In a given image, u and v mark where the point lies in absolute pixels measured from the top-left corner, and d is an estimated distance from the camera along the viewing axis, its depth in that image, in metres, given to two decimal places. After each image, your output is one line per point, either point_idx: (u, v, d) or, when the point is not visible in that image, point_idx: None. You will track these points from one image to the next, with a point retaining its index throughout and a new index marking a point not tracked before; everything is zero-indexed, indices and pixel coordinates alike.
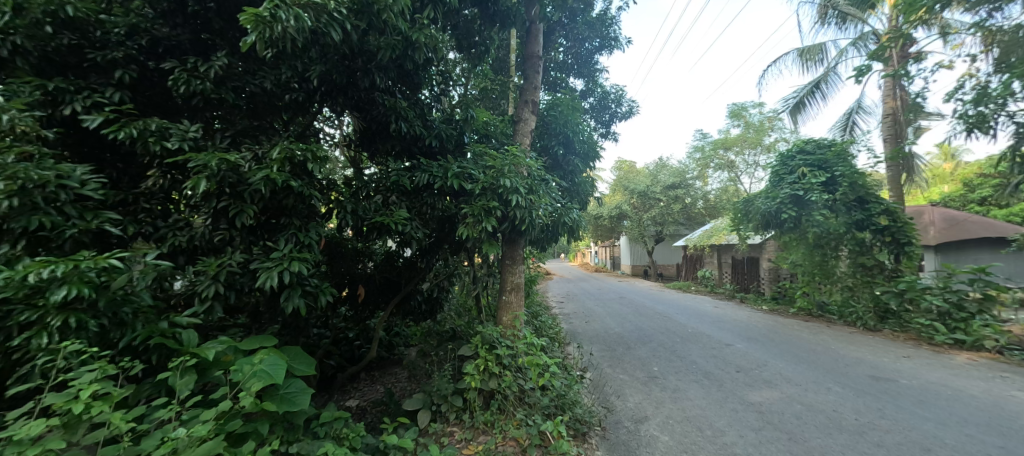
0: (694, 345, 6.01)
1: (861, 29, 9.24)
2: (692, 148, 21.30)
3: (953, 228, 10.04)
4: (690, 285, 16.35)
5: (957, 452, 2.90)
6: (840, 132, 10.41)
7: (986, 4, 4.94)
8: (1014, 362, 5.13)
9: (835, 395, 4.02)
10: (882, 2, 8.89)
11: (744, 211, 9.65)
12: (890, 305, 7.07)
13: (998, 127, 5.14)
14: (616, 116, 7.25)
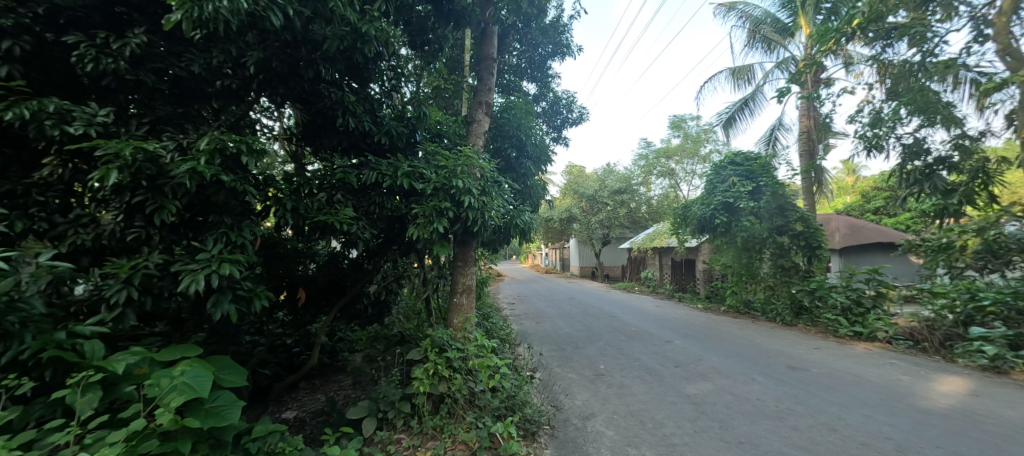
0: (638, 343, 6.32)
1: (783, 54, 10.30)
2: (638, 156, 22.50)
3: (853, 235, 11.45)
4: (635, 286, 17.22)
5: (857, 431, 3.30)
6: (765, 146, 11.51)
7: (881, 40, 5.69)
8: (899, 350, 5.95)
9: (759, 385, 4.42)
10: (799, 31, 9.97)
11: (683, 216, 10.35)
12: (803, 302, 7.86)
13: (889, 147, 5.93)
14: (568, 122, 7.46)
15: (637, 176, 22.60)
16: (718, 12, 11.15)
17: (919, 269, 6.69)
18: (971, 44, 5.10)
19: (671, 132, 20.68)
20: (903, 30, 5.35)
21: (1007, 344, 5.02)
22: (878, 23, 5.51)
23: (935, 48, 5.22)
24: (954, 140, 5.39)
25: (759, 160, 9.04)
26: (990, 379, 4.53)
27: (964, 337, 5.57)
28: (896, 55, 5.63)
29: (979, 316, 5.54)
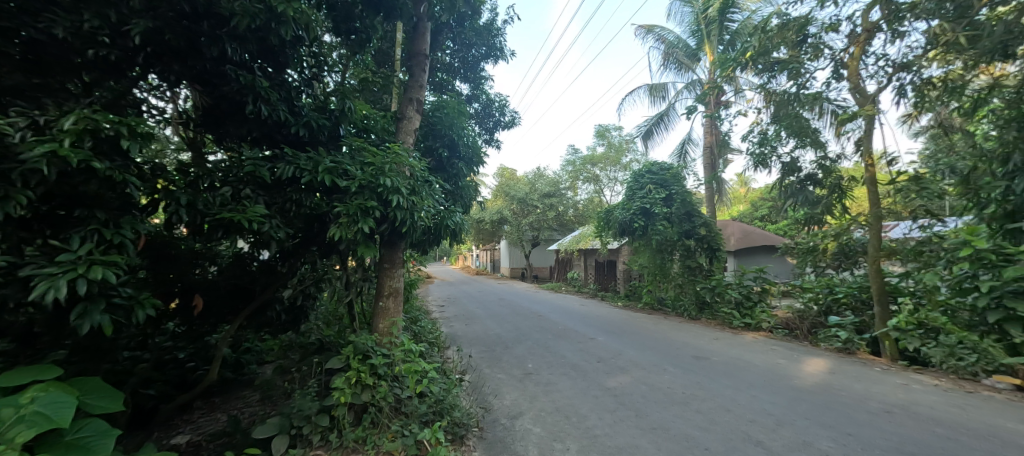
0: (564, 341, 6.58)
1: (692, 76, 11.49)
2: (566, 162, 23.58)
3: (745, 239, 13.13)
4: (561, 286, 17.94)
5: (747, 410, 3.77)
6: (677, 158, 12.71)
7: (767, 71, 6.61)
8: (778, 337, 6.94)
9: (670, 375, 4.85)
10: (705, 57, 11.20)
11: (606, 220, 11.03)
12: (705, 298, 8.87)
13: (772, 164, 6.90)
14: (500, 126, 7.53)
15: (565, 181, 23.63)
16: (639, 33, 12.11)
17: (793, 267, 7.89)
18: (832, 82, 6.12)
19: (596, 141, 22.00)
20: (783, 64, 6.25)
21: (854, 329, 6.13)
22: (765, 56, 6.40)
23: (807, 82, 6.17)
24: (820, 160, 6.43)
25: (671, 170, 9.99)
26: (842, 358, 5.48)
27: (825, 324, 6.68)
28: (778, 85, 6.56)
29: (836, 307, 6.67)
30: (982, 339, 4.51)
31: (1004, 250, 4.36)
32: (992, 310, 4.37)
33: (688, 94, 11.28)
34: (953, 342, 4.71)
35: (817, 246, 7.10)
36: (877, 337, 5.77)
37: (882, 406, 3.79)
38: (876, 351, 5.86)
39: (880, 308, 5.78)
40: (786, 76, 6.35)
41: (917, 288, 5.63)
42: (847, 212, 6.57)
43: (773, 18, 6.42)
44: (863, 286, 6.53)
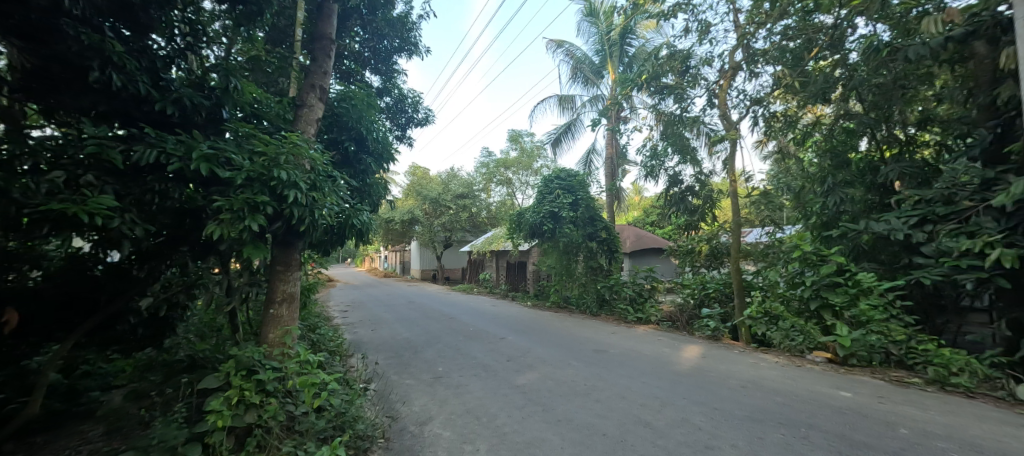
0: (475, 342, 6.59)
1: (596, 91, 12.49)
2: (479, 164, 23.81)
3: (638, 241, 14.69)
4: (473, 288, 18.02)
5: (638, 395, 4.19)
6: (583, 166, 13.69)
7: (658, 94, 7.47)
8: (663, 329, 7.87)
9: (574, 368, 5.16)
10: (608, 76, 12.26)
11: (518, 222, 11.37)
12: (604, 296, 9.68)
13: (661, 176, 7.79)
14: (413, 123, 7.29)
15: (479, 182, 23.92)
16: (551, 45, 12.78)
17: (676, 267, 8.96)
18: (707, 108, 7.14)
19: (509, 145, 22.61)
20: (671, 89, 7.12)
21: (720, 318, 7.23)
22: (656, 80, 7.24)
23: (688, 106, 7.12)
24: (696, 175, 7.48)
25: (576, 177, 10.58)
26: (711, 344, 6.41)
27: (698, 315, 7.76)
28: (666, 106, 7.45)
29: (706, 300, 7.79)
30: (806, 323, 5.57)
31: (819, 252, 5.55)
32: (814, 299, 5.50)
33: (592, 108, 12.22)
34: (788, 326, 5.74)
35: (694, 249, 8.25)
36: (736, 325, 6.88)
37: (740, 382, 4.52)
38: (735, 337, 6.99)
39: (739, 300, 6.91)
40: (672, 100, 7.25)
41: (762, 283, 6.78)
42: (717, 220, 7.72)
43: (663, 47, 7.33)
44: (726, 282, 7.74)
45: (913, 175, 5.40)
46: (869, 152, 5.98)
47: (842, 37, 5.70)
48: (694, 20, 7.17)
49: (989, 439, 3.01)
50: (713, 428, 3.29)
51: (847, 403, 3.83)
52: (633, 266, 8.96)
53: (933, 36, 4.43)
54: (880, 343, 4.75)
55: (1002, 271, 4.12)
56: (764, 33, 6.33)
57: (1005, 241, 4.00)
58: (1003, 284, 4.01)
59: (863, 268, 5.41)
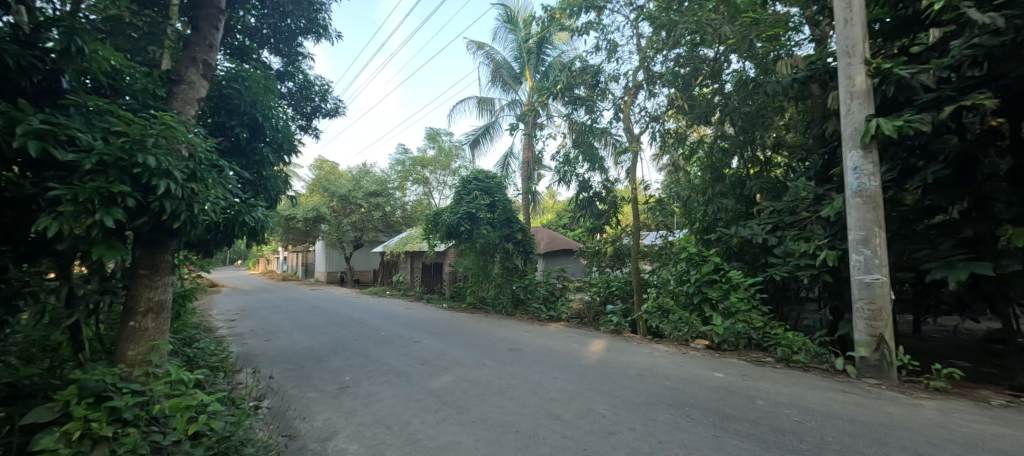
0: (386, 347, 6.28)
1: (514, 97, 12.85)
2: (395, 161, 22.93)
3: (551, 242, 15.52)
4: (386, 290, 17.23)
5: (550, 390, 4.37)
6: (500, 168, 13.99)
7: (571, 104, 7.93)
8: (573, 325, 8.37)
9: (489, 368, 5.20)
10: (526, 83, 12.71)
11: (434, 223, 11.17)
12: (519, 295, 9.99)
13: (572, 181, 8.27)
14: (319, 113, 6.75)
15: (393, 180, 22.99)
16: (471, 46, 12.80)
17: (584, 267, 9.55)
18: (613, 121, 7.79)
19: (427, 143, 22.06)
20: (583, 100, 7.63)
21: (622, 314, 7.92)
22: (569, 91, 7.70)
23: (597, 118, 7.69)
24: (604, 182, 8.10)
25: (494, 179, 10.70)
26: (614, 338, 6.98)
27: (603, 311, 8.41)
28: (578, 116, 7.94)
29: (610, 297, 8.48)
30: (690, 315, 6.35)
31: (701, 253, 6.39)
32: (696, 294, 6.30)
33: (510, 112, 12.54)
34: (676, 318, 6.50)
35: (601, 250, 8.86)
36: (635, 319, 7.60)
37: (638, 371, 4.99)
38: (634, 330, 7.71)
39: (637, 297, 7.64)
40: (584, 111, 7.75)
41: (656, 280, 7.54)
42: (620, 224, 8.45)
43: (576, 61, 7.82)
44: (627, 281, 8.50)
45: (769, 190, 6.52)
46: (739, 169, 7.01)
47: (720, 68, 6.70)
48: (603, 38, 7.76)
49: (819, 403, 3.74)
50: (615, 415, 3.57)
51: (720, 383, 4.45)
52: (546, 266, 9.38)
53: (785, 76, 5.40)
54: (745, 330, 5.63)
55: (827, 268, 5.17)
56: (661, 57, 7.10)
57: (830, 245, 5.04)
58: (828, 279, 5.04)
59: (733, 267, 6.36)
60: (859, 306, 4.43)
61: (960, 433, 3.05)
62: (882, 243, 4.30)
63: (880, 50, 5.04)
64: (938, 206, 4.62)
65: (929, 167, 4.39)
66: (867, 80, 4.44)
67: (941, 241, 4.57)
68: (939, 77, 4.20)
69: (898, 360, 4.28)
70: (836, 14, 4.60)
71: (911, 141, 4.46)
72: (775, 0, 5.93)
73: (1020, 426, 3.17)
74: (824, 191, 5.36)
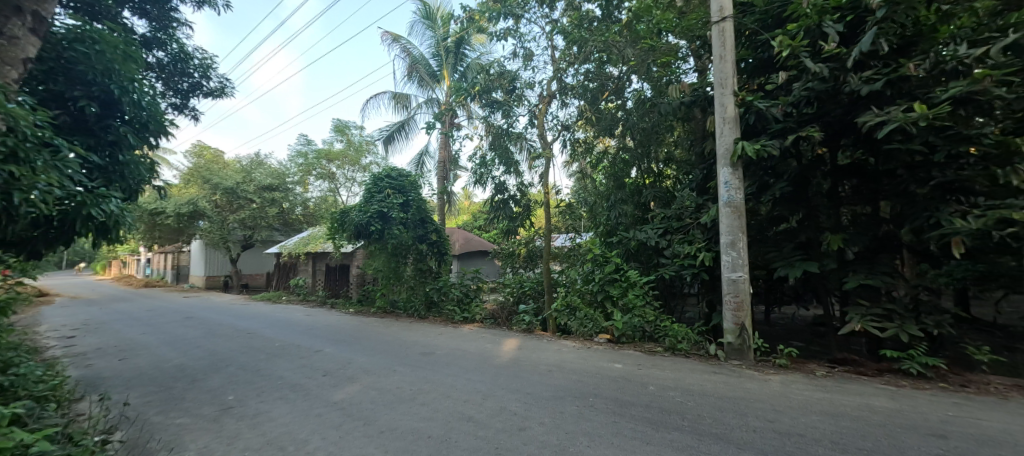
0: (281, 359, 5.64)
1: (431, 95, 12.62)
2: (296, 152, 20.78)
3: (466, 245, 16.41)
4: (282, 296, 15.52)
5: (462, 392, 4.33)
6: (415, 167, 13.64)
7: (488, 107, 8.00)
8: (487, 326, 8.46)
9: (399, 374, 4.98)
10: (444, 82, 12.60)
11: (341, 221, 10.50)
12: (433, 298, 9.80)
13: (488, 184, 8.36)
14: (200, 91, 5.93)
15: (293, 173, 20.61)
16: (386, 37, 12.25)
17: (498, 268, 9.68)
18: (529, 126, 8.08)
19: (334, 135, 20.40)
20: (500, 104, 7.78)
21: (533, 313, 8.24)
22: (487, 94, 7.81)
23: (513, 122, 7.90)
24: (519, 185, 8.35)
25: (409, 177, 10.34)
26: (526, 336, 7.22)
27: (516, 311, 8.66)
28: (495, 120, 8.07)
29: (522, 296, 8.76)
30: (594, 311, 6.86)
31: (605, 254, 6.95)
32: (600, 292, 6.84)
33: (427, 110, 12.27)
34: (582, 315, 6.97)
35: (514, 251, 9.17)
36: (545, 317, 7.97)
37: (547, 367, 5.21)
38: (544, 328, 8.07)
39: (548, 296, 8.02)
40: (500, 115, 7.88)
41: (565, 280, 7.99)
42: (532, 227, 8.82)
43: (494, 65, 7.95)
44: (538, 281, 8.84)
45: (661, 198, 7.34)
46: (638, 179, 7.63)
47: (623, 87, 7.38)
48: (520, 46, 8.01)
49: (698, 385, 4.29)
50: (526, 412, 3.67)
51: (619, 373, 4.87)
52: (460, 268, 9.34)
53: (676, 98, 6.14)
54: (640, 323, 6.24)
55: (704, 267, 6.00)
56: (572, 71, 7.61)
57: (707, 247, 5.85)
58: (705, 276, 5.85)
59: (631, 267, 7.02)
60: (727, 299, 5.21)
61: (797, 400, 3.75)
62: (745, 246, 5.12)
63: (746, 85, 6.00)
64: (783, 216, 5.65)
65: (778, 184, 5.35)
66: (735, 109, 5.26)
67: (785, 245, 5.59)
68: (785, 112, 5.14)
69: (754, 344, 5.13)
70: (714, 49, 5.36)
71: (766, 162, 5.38)
72: (668, 31, 6.73)
73: (835, 390, 4.02)
74: (703, 201, 6.21)
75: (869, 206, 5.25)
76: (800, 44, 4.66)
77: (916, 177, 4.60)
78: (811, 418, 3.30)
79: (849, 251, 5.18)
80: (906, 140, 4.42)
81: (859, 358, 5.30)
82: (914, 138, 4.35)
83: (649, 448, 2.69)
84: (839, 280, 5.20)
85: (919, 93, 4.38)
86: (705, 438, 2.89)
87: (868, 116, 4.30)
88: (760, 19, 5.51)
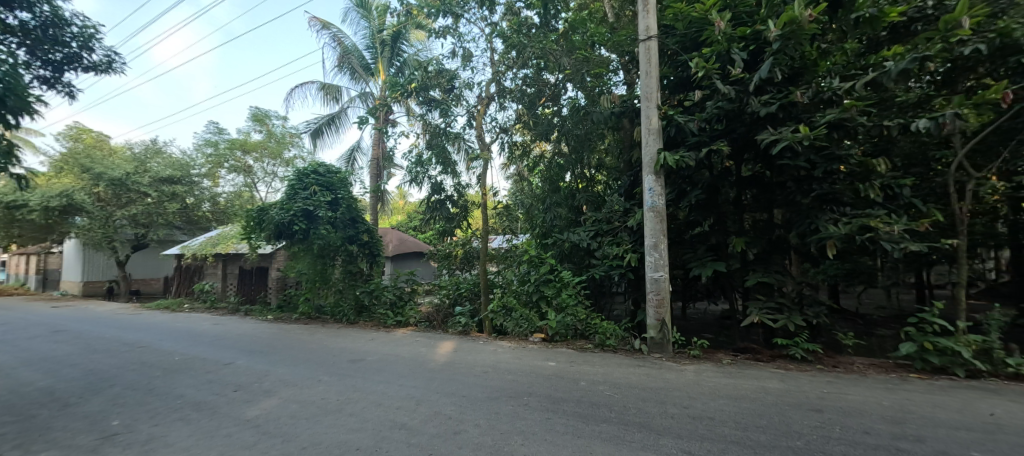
0: (181, 375, 4.97)
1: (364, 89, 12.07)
2: (203, 140, 18.44)
3: (400, 245, 16.28)
4: (184, 303, 13.72)
5: (394, 399, 4.15)
6: (344, 163, 12.98)
7: (425, 105, 7.82)
8: (421, 329, 8.24)
9: (323, 384, 4.64)
10: (378, 76, 12.13)
11: (258, 220, 9.66)
12: (363, 302, 9.34)
13: (424, 183, 8.16)
14: (78, 63, 5.44)
15: (199, 165, 18.49)
16: (314, 23, 11.48)
17: (434, 270, 9.45)
18: (467, 127, 8.03)
19: (251, 124, 18.52)
20: (437, 103, 7.66)
21: (468, 315, 8.20)
22: (424, 92, 7.65)
23: (451, 122, 7.80)
24: (455, 186, 8.31)
25: (338, 174, 9.75)
26: (462, 338, 7.15)
27: (451, 313, 8.55)
28: (432, 118, 7.92)
29: (459, 298, 8.70)
30: (529, 311, 7.01)
31: (540, 255, 7.16)
32: (535, 293, 7.01)
33: (360, 104, 11.71)
34: (518, 316, 7.08)
35: (450, 253, 9.03)
36: (481, 319, 7.98)
37: (483, 369, 5.20)
38: (479, 330, 8.06)
39: (484, 298, 8.07)
40: (438, 114, 7.75)
41: (501, 281, 8.06)
42: (470, 228, 8.81)
43: (432, 62, 7.81)
44: (475, 282, 8.82)
45: (593, 202, 7.72)
46: (571, 183, 7.97)
47: (559, 94, 7.63)
48: (459, 45, 7.95)
49: (625, 378, 4.57)
50: (461, 415, 3.63)
51: (552, 371, 5.02)
52: (393, 270, 8.99)
53: (607, 108, 6.55)
54: (572, 322, 6.49)
55: (630, 268, 6.43)
56: (511, 75, 7.73)
57: (633, 248, 6.29)
58: (631, 276, 6.27)
59: (565, 268, 7.28)
60: (650, 297, 5.63)
61: (708, 387, 4.15)
62: (666, 248, 5.57)
63: (667, 100, 6.54)
64: (698, 221, 6.25)
65: (694, 192, 5.91)
66: (658, 121, 5.70)
67: (699, 246, 6.19)
68: (700, 127, 5.70)
69: (673, 338, 5.60)
70: (641, 65, 5.76)
71: (684, 171, 5.91)
72: (601, 45, 7.13)
73: (739, 376, 4.52)
74: (630, 205, 6.65)
75: (766, 213, 5.99)
76: (713, 67, 5.20)
77: (801, 188, 5.35)
78: (719, 402, 3.66)
79: (750, 252, 5.86)
80: (794, 157, 5.12)
81: (757, 346, 6.02)
82: (800, 156, 5.06)
83: (579, 441, 2.80)
84: (742, 278, 5.88)
85: (803, 117, 5.10)
86: (630, 427, 3.08)
87: (766, 134, 4.92)
88: (680, 41, 6.05)
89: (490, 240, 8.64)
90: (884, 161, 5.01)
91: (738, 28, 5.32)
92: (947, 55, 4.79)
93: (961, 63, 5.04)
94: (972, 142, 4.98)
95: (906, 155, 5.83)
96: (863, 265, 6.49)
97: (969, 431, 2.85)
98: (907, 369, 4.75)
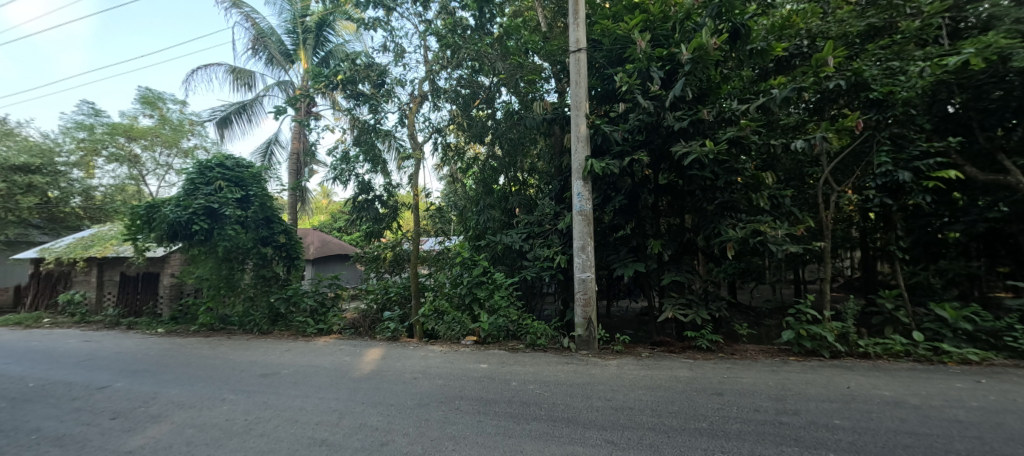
0: (35, 405, 4.10)
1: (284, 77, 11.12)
2: (75, 123, 15.79)
3: (322, 248, 15.38)
4: (45, 316, 11.44)
5: (313, 414, 3.84)
6: (259, 157, 11.81)
7: (354, 99, 7.43)
8: (345, 337, 7.71)
9: (229, 403, 4.14)
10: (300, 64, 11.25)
11: (145, 218, 8.42)
12: (279, 310, 8.52)
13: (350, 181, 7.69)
14: None
15: (67, 152, 15.83)
16: None
17: (361, 274, 8.97)
18: (398, 125, 7.77)
19: (139, 107, 15.88)
20: (366, 98, 7.33)
21: (398, 320, 7.87)
22: (353, 85, 7.26)
23: (382, 119, 7.47)
24: (385, 186, 8.02)
25: (250, 169, 8.84)
26: (390, 345, 6.83)
27: (379, 319, 8.20)
28: (361, 113, 7.57)
29: (388, 303, 8.32)
30: (461, 314, 6.94)
31: (473, 257, 7.16)
32: (468, 295, 6.98)
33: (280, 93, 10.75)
34: (450, 319, 6.95)
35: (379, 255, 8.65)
36: (411, 323, 7.72)
37: (412, 375, 5.02)
38: (408, 335, 7.77)
39: (415, 302, 7.84)
40: (367, 108, 7.41)
41: (433, 284, 7.91)
42: (400, 230, 8.55)
43: (361, 56, 7.47)
44: (405, 286, 8.52)
45: (526, 204, 7.92)
46: (505, 186, 8.07)
47: (493, 97, 7.72)
48: (391, 40, 7.68)
49: (553, 376, 4.73)
50: (389, 425, 3.47)
51: (484, 373, 5.02)
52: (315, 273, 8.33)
53: (539, 114, 6.84)
54: (505, 323, 6.54)
55: (560, 268, 6.72)
56: (446, 75, 7.63)
57: (562, 251, 6.59)
58: (560, 276, 6.56)
59: (498, 269, 7.32)
60: (578, 297, 5.90)
61: (629, 379, 4.45)
62: (592, 250, 5.88)
63: (595, 110, 6.93)
64: (621, 224, 6.70)
65: (618, 198, 6.33)
66: (587, 130, 5.98)
67: (621, 248, 6.66)
68: (624, 137, 6.10)
69: (598, 335, 5.92)
70: (571, 75, 6.03)
71: (610, 178, 6.31)
72: (534, 52, 7.34)
73: (655, 368, 4.92)
74: (560, 209, 6.97)
75: (678, 218, 6.58)
76: (635, 82, 5.63)
77: (707, 197, 6.00)
78: (638, 392, 3.96)
79: (665, 254, 6.42)
80: (701, 168, 5.69)
81: (671, 339, 6.58)
82: (707, 168, 5.65)
83: (510, 441, 2.84)
84: (659, 277, 6.43)
85: (709, 133, 5.76)
86: (558, 423, 3.18)
87: (679, 146, 5.40)
88: (606, 56, 6.48)
89: (421, 242, 8.56)
90: (771, 175, 5.80)
91: (656, 48, 5.83)
92: (817, 87, 5.70)
93: (828, 95, 5.99)
94: (834, 161, 5.94)
95: (786, 170, 6.82)
96: (754, 265, 7.45)
97: (832, 402, 3.41)
98: (788, 352, 5.55)
